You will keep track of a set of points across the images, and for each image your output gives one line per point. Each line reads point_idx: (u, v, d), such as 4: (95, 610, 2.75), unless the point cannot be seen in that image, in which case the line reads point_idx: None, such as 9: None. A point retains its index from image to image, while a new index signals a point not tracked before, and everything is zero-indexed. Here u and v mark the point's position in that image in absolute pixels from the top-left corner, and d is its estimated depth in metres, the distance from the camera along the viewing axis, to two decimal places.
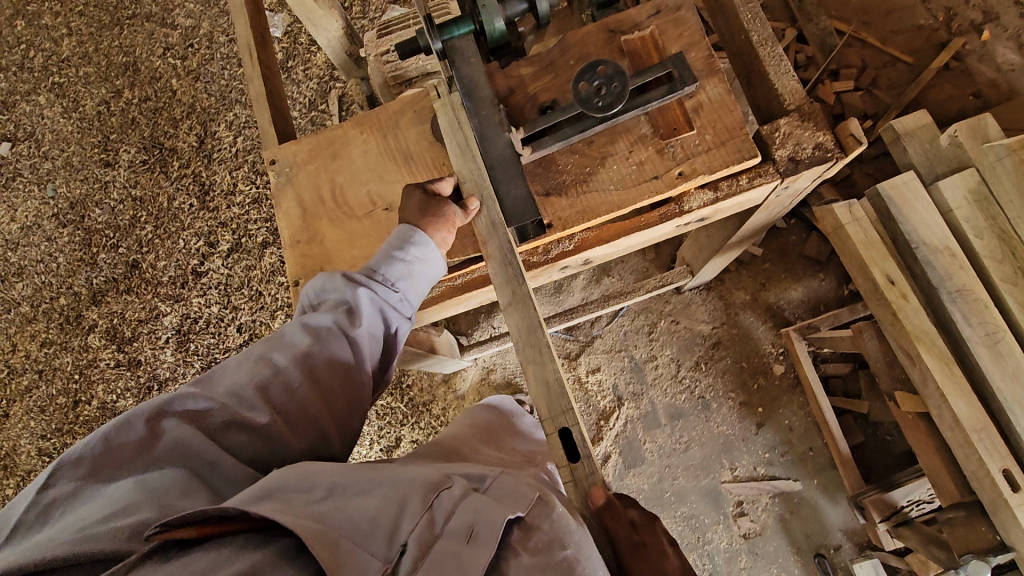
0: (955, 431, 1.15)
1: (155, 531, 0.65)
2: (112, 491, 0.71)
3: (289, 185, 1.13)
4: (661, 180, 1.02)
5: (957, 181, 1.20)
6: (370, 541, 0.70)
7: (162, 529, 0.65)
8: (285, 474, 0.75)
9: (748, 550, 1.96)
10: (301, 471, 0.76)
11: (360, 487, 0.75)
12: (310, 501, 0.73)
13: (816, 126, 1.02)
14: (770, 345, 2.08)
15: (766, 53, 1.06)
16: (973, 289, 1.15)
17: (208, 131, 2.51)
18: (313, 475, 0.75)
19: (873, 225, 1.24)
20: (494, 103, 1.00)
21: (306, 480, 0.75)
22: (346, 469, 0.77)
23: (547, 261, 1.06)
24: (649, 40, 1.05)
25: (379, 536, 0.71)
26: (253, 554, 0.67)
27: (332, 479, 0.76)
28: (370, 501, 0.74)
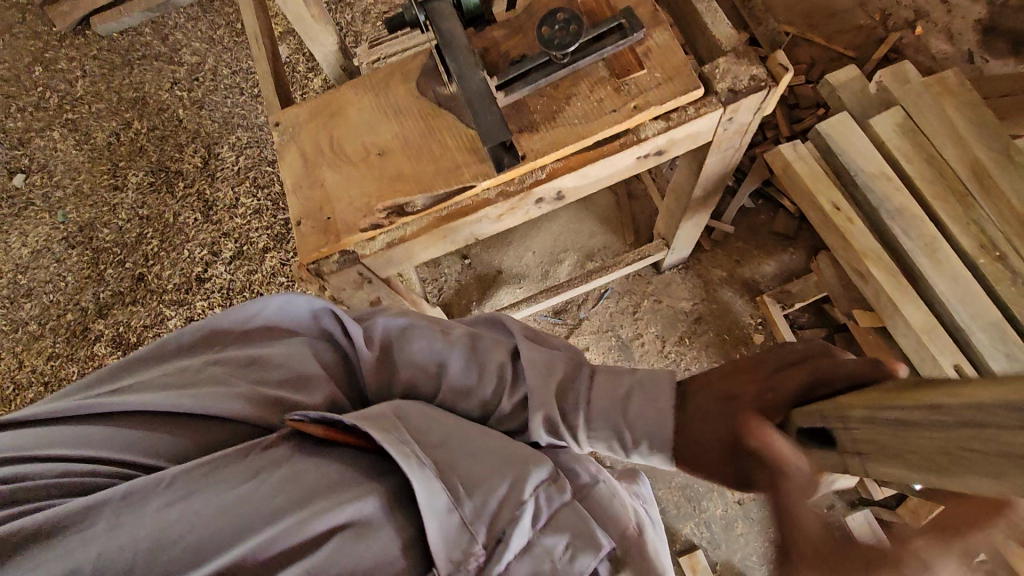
0: (908, 336, 1.25)
1: (297, 418, 0.90)
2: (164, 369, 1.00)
3: (293, 141, 1.27)
4: (619, 112, 1.16)
5: (886, 117, 1.35)
6: (472, 512, 0.90)
7: (300, 420, 0.90)
8: (412, 417, 0.97)
9: (744, 516, 1.98)
10: (426, 418, 0.98)
11: (474, 453, 0.96)
12: (428, 443, 0.95)
13: (750, 62, 1.18)
14: (749, 316, 2.17)
15: (703, 9, 1.24)
16: (909, 207, 1.28)
17: (213, 152, 2.68)
18: (433, 427, 0.97)
19: (817, 161, 1.38)
20: (470, 50, 1.16)
21: (431, 427, 0.97)
22: (466, 434, 0.98)
23: (523, 190, 1.18)
24: (602, 1, 1.22)
25: (481, 512, 0.91)
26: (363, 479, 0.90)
27: (450, 437, 0.97)
28: (482, 469, 0.94)
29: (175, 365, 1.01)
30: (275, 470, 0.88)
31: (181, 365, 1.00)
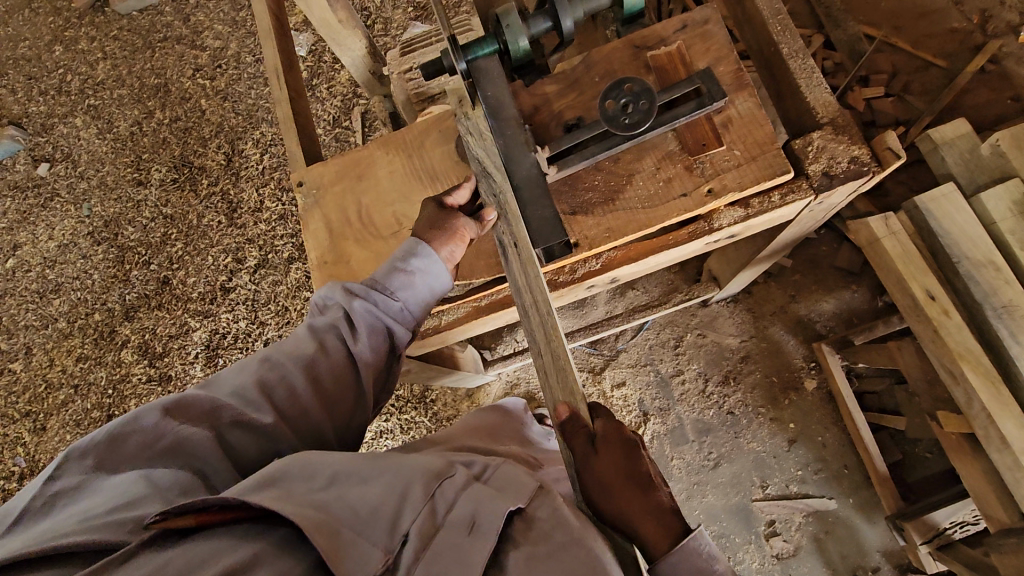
0: (1004, 454, 1.10)
1: (155, 519, 0.67)
2: (119, 485, 0.73)
3: (316, 207, 1.14)
4: (690, 197, 1.00)
5: (1001, 192, 1.16)
6: (371, 530, 0.74)
7: (162, 517, 0.67)
8: (287, 463, 0.79)
9: (781, 572, 1.90)
10: (304, 461, 0.79)
11: (362, 476, 0.79)
12: (312, 491, 0.77)
13: (851, 140, 0.99)
14: (802, 359, 2.01)
15: (797, 66, 1.04)
16: (1021, 304, 1.11)
17: (237, 150, 2.55)
18: (315, 465, 0.79)
19: (911, 237, 1.20)
20: (520, 122, 0.98)
21: (307, 469, 0.79)
22: (348, 459, 0.81)
23: (573, 280, 1.06)
24: (676, 55, 1.04)
25: (380, 525, 0.75)
26: (253, 543, 0.70)
27: (334, 468, 0.80)
28: (372, 490, 0.78)
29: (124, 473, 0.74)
30: (157, 563, 0.65)
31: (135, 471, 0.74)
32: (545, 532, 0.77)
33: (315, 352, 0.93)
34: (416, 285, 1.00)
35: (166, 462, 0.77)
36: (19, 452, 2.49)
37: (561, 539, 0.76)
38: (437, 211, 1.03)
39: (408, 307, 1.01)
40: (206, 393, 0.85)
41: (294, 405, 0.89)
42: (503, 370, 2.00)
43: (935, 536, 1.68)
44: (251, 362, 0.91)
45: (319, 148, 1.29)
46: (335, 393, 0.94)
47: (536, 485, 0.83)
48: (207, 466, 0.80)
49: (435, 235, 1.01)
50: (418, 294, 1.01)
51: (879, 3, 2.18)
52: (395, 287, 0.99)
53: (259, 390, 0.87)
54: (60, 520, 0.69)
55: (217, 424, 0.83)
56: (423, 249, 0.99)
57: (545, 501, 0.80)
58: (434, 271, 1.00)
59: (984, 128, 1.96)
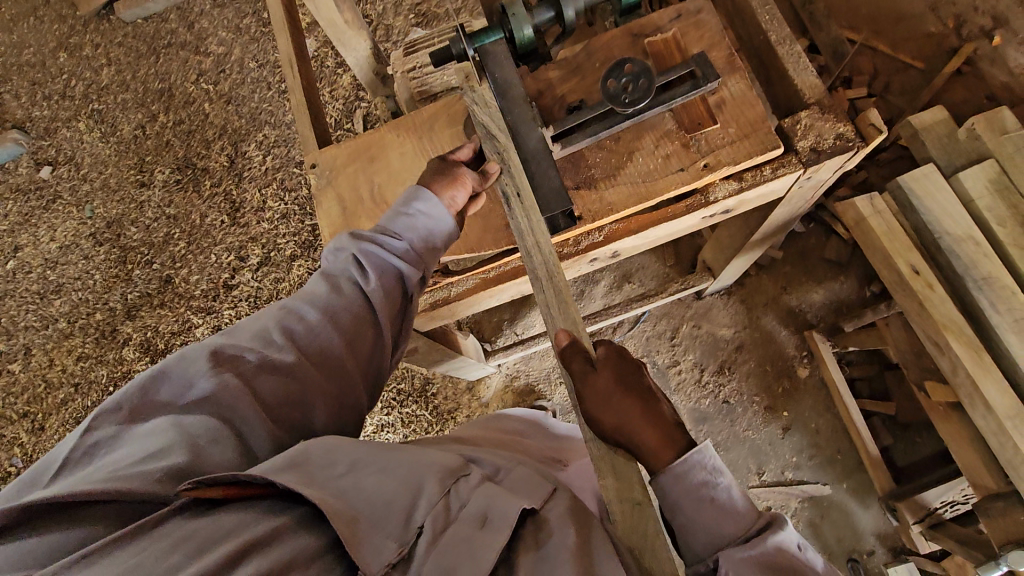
0: (988, 418, 1.15)
1: (188, 486, 0.70)
2: (149, 438, 0.76)
3: (330, 187, 1.19)
4: (687, 172, 1.06)
5: (977, 172, 1.23)
6: (387, 519, 0.77)
7: (192, 487, 0.71)
8: (313, 446, 0.81)
9: None
10: (326, 446, 0.82)
11: (380, 467, 0.82)
12: (331, 476, 0.79)
13: (836, 118, 1.06)
14: (794, 348, 2.07)
15: (785, 52, 1.11)
16: (999, 276, 1.17)
17: (240, 151, 2.60)
18: (337, 452, 0.82)
19: (895, 216, 1.26)
20: (527, 101, 1.04)
21: (329, 455, 0.81)
22: (366, 451, 0.84)
23: (578, 252, 1.11)
24: (672, 41, 1.11)
25: (395, 518, 0.77)
26: (276, 519, 0.73)
27: (354, 457, 0.82)
28: (389, 481, 0.80)
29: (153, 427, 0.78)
30: (187, 528, 0.68)
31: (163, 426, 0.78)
32: (559, 522, 0.81)
33: (329, 295, 0.94)
34: (421, 229, 1.00)
35: (197, 411, 0.81)
36: (18, 451, 2.49)
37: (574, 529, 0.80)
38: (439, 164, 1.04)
39: (418, 250, 1.00)
40: (226, 342, 0.87)
41: (314, 346, 0.91)
42: (504, 361, 2.04)
43: (927, 516, 1.72)
44: (270, 313, 0.93)
45: (330, 135, 1.34)
46: (353, 333, 0.94)
47: (549, 489, 0.88)
48: (243, 420, 0.83)
49: (436, 182, 1.01)
50: (426, 240, 1.01)
51: (860, 9, 2.28)
52: (400, 230, 0.99)
53: (279, 333, 0.90)
54: (96, 469, 0.72)
55: (241, 371, 0.85)
56: (424, 193, 0.99)
57: (555, 502, 0.86)
58: (438, 214, 0.99)
59: None
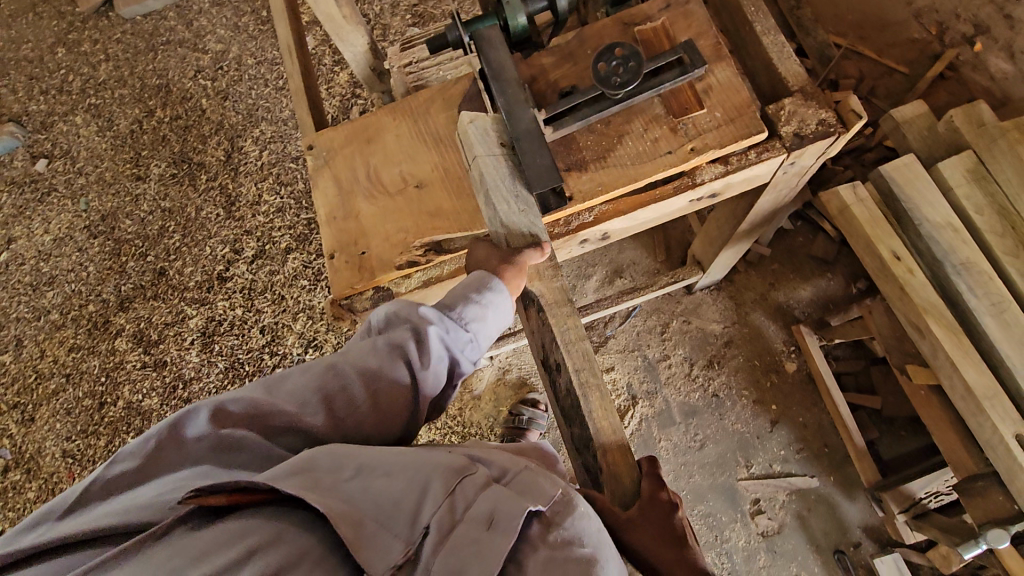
0: (967, 399, 1.18)
1: (188, 495, 0.75)
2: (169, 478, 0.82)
3: (327, 167, 1.21)
4: (675, 154, 1.09)
5: (956, 162, 1.27)
6: (392, 522, 0.81)
7: (196, 495, 0.75)
8: (317, 455, 0.85)
9: (767, 549, 1.94)
10: (332, 453, 0.86)
11: (385, 470, 0.86)
12: (340, 481, 0.84)
13: (818, 105, 1.09)
14: (782, 344, 2.10)
15: (769, 41, 1.15)
16: (977, 262, 1.21)
17: (237, 146, 2.62)
18: (343, 457, 0.86)
19: (877, 205, 1.30)
20: (520, 83, 1.07)
21: (335, 461, 0.85)
22: (373, 454, 0.87)
23: (568, 232, 1.13)
24: (661, 30, 1.14)
25: (401, 519, 0.81)
26: (278, 523, 0.78)
27: (360, 461, 0.86)
28: (395, 483, 0.84)
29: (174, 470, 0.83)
30: (192, 538, 0.75)
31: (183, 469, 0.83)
32: (561, 541, 0.83)
33: (377, 369, 0.94)
34: (486, 318, 1.03)
35: (218, 456, 0.85)
36: (6, 441, 2.47)
37: (575, 552, 0.82)
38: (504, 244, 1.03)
39: (475, 339, 1.04)
40: (273, 396, 0.90)
41: (350, 416, 0.93)
42: (496, 353, 2.06)
43: (911, 506, 1.75)
44: (319, 367, 0.94)
45: (327, 121, 1.36)
46: (388, 410, 0.96)
47: (559, 493, 0.87)
48: (261, 461, 0.87)
49: (504, 270, 1.02)
50: (485, 326, 1.04)
51: (846, 15, 2.35)
52: (467, 318, 1.01)
53: (322, 399, 0.91)
54: (120, 504, 0.80)
55: (270, 427, 0.88)
56: (495, 284, 1.01)
57: (566, 509, 0.86)
58: (502, 307, 1.03)
59: None
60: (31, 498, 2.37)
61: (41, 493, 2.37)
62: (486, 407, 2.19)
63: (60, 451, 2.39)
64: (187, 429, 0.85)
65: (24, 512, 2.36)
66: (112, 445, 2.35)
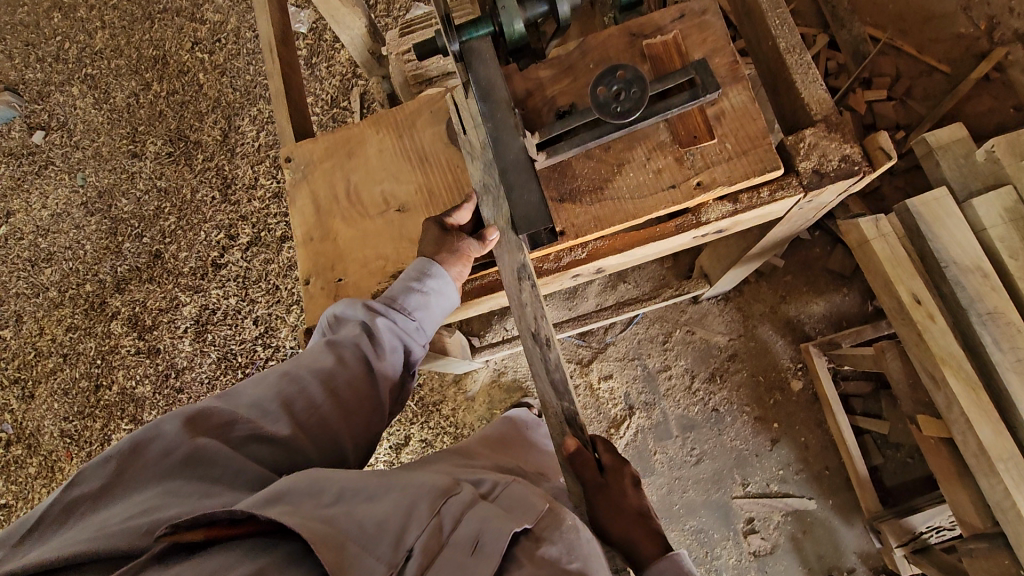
0: (979, 459, 1.10)
1: (166, 532, 0.67)
2: (137, 496, 0.74)
3: (305, 182, 1.13)
4: (679, 190, 0.99)
5: (992, 199, 1.16)
6: (376, 544, 0.73)
7: (171, 531, 0.68)
8: (294, 480, 0.77)
9: (757, 569, 1.91)
10: (311, 477, 0.78)
11: (369, 493, 0.78)
12: (318, 507, 0.76)
13: (843, 138, 0.98)
14: (789, 360, 2.01)
15: (794, 61, 1.03)
16: (1005, 312, 1.11)
17: (234, 126, 2.52)
18: (322, 481, 0.78)
19: (901, 241, 1.19)
20: (511, 106, 0.97)
21: (315, 485, 0.77)
22: (356, 476, 0.80)
23: (558, 269, 1.06)
24: (672, 44, 1.03)
25: (386, 540, 0.73)
26: (259, 558, 0.69)
27: (342, 485, 0.78)
28: (379, 506, 0.76)
29: (141, 489, 0.75)
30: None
31: (153, 485, 0.75)
32: (551, 556, 0.75)
33: (334, 366, 0.94)
34: (431, 306, 1.02)
35: (185, 470, 0.77)
36: (6, 418, 2.49)
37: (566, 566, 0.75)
38: (440, 233, 1.01)
39: (422, 326, 1.03)
40: (228, 405, 0.86)
41: (314, 417, 0.90)
42: (491, 358, 2.00)
43: (911, 540, 1.69)
44: (271, 377, 0.91)
45: (309, 126, 1.27)
46: (352, 405, 0.94)
47: (546, 507, 0.82)
48: (232, 476, 0.79)
49: (444, 255, 0.99)
50: (432, 314, 1.03)
51: (886, 5, 2.14)
52: (412, 307, 1.00)
53: (281, 403, 0.88)
54: (86, 529, 0.71)
55: (233, 438, 0.82)
56: (435, 269, 0.99)
57: (553, 522, 0.79)
58: (446, 291, 1.01)
59: (983, 137, 1.94)
60: (30, 475, 2.41)
61: (40, 470, 2.40)
62: (479, 409, 2.14)
63: (58, 431, 2.42)
64: (153, 443, 0.78)
65: (24, 488, 2.40)
66: (108, 429, 2.37)
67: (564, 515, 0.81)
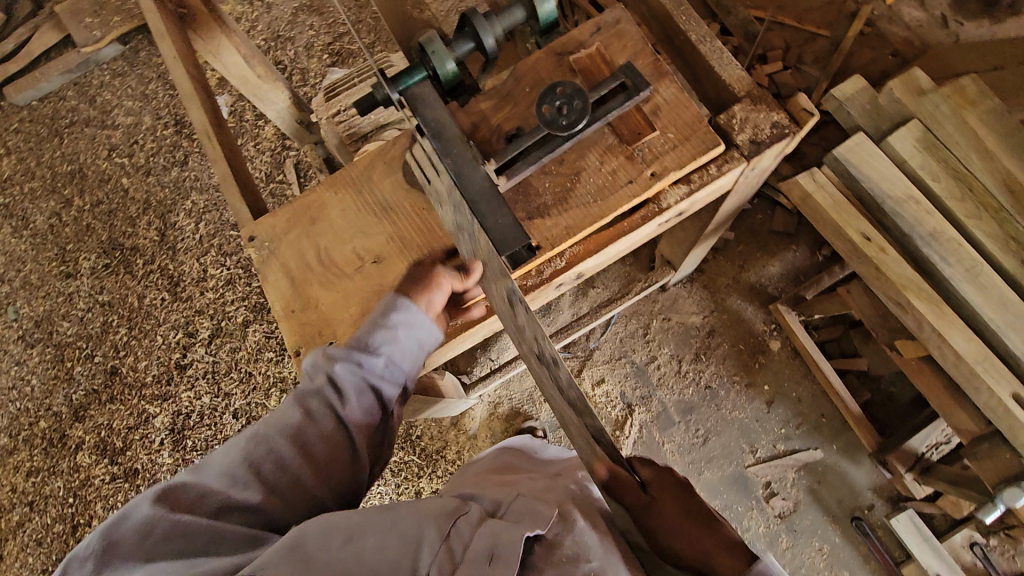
0: (959, 366, 1.19)
1: None
2: None
3: (273, 258, 1.12)
4: (636, 183, 1.05)
5: (904, 133, 1.28)
6: None
7: None
8: (298, 534, 0.74)
9: (786, 530, 1.95)
10: (314, 526, 0.75)
11: (376, 529, 0.77)
12: (330, 549, 0.74)
13: (768, 107, 1.07)
14: (762, 323, 2.11)
15: (706, 49, 1.12)
16: (943, 230, 1.22)
17: (170, 222, 2.45)
18: (329, 526, 0.76)
19: (838, 189, 1.29)
20: (464, 140, 1.03)
21: (321, 532, 0.75)
22: (358, 515, 0.78)
23: (542, 281, 1.09)
24: (596, 56, 1.10)
25: None
26: None
27: (347, 526, 0.76)
28: (389, 541, 0.76)
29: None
30: None
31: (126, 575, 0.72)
32: (568, 556, 0.84)
33: (301, 422, 0.91)
34: (400, 340, 0.99)
35: (168, 547, 0.75)
36: None
37: (581, 566, 0.83)
38: (415, 273, 1.04)
39: (395, 362, 1.00)
40: (199, 476, 0.84)
41: (286, 480, 0.87)
42: (484, 391, 1.99)
43: (916, 463, 1.79)
44: (239, 441, 0.89)
45: (263, 201, 1.27)
46: (327, 462, 0.91)
47: (553, 513, 0.90)
48: (214, 544, 0.77)
49: (414, 289, 1.00)
50: (403, 347, 1.00)
51: None
52: (378, 343, 0.98)
53: (248, 468, 0.85)
54: None
55: (206, 511, 0.80)
56: (404, 304, 0.98)
57: (563, 529, 0.89)
58: (416, 323, 0.99)
59: (875, 84, 2.13)
60: None
61: None
62: (484, 445, 2.12)
63: None
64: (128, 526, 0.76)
65: None
66: None
67: (569, 518, 0.92)
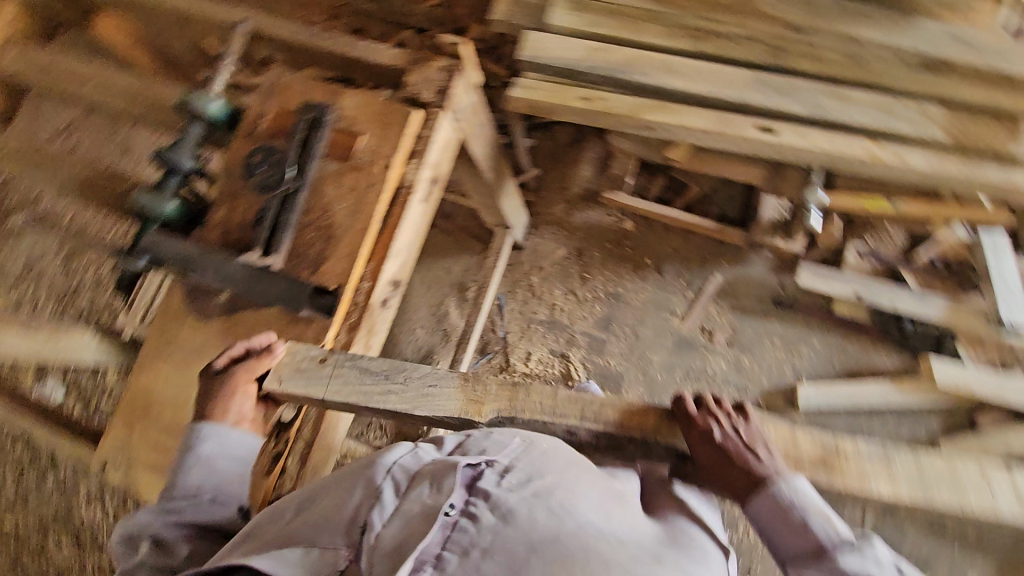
0: (713, 138, 1.36)
1: None
2: None
3: (133, 464, 1.11)
4: (376, 183, 1.13)
5: (555, 11, 1.46)
6: (322, 536, 0.76)
7: None
8: (257, 520, 0.86)
9: (742, 350, 2.09)
10: (270, 512, 0.86)
11: (321, 494, 0.83)
12: (279, 525, 0.82)
13: (431, 61, 1.20)
14: (609, 216, 2.25)
15: (359, 53, 1.24)
16: (630, 55, 1.40)
17: (75, 524, 2.01)
18: (286, 505, 0.86)
19: (544, 81, 1.45)
20: (215, 250, 1.10)
21: (278, 513, 0.85)
22: (313, 487, 0.86)
23: (361, 305, 1.12)
24: (277, 114, 1.19)
25: (330, 528, 0.76)
26: None
27: (299, 501, 0.85)
28: (331, 496, 0.80)
29: None
30: None
31: None
32: (517, 480, 0.79)
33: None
34: (214, 461, 0.98)
35: None
36: None
37: (535, 483, 0.78)
38: (207, 387, 1.03)
39: (218, 490, 0.97)
40: None
41: None
42: None
43: (777, 226, 2.00)
44: None
45: None
46: None
47: (517, 443, 0.87)
48: None
49: (213, 407, 1.01)
50: (220, 471, 0.98)
51: None
52: (189, 472, 0.96)
53: None
54: None
55: None
56: (203, 427, 0.99)
57: (525, 454, 0.84)
58: (228, 442, 0.99)
59: None
60: None
61: None
62: None
63: None
64: None
65: None
66: None
67: (537, 445, 0.87)
